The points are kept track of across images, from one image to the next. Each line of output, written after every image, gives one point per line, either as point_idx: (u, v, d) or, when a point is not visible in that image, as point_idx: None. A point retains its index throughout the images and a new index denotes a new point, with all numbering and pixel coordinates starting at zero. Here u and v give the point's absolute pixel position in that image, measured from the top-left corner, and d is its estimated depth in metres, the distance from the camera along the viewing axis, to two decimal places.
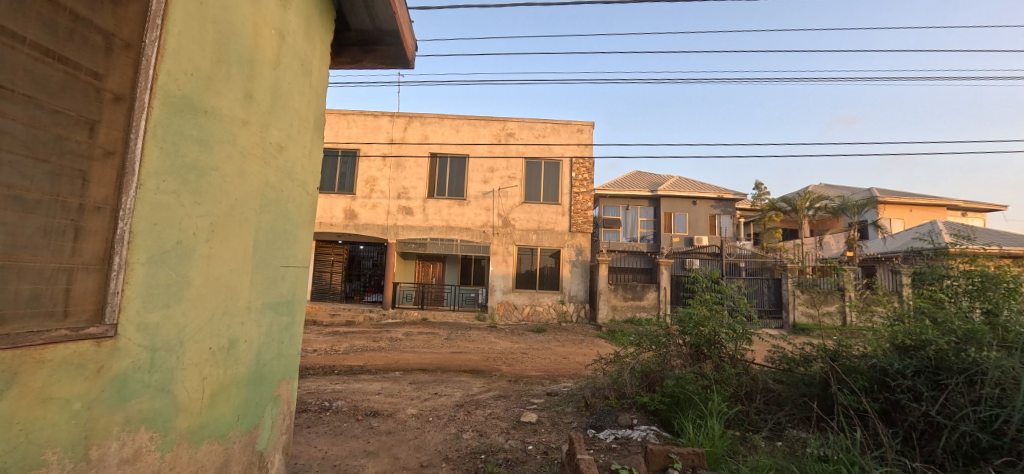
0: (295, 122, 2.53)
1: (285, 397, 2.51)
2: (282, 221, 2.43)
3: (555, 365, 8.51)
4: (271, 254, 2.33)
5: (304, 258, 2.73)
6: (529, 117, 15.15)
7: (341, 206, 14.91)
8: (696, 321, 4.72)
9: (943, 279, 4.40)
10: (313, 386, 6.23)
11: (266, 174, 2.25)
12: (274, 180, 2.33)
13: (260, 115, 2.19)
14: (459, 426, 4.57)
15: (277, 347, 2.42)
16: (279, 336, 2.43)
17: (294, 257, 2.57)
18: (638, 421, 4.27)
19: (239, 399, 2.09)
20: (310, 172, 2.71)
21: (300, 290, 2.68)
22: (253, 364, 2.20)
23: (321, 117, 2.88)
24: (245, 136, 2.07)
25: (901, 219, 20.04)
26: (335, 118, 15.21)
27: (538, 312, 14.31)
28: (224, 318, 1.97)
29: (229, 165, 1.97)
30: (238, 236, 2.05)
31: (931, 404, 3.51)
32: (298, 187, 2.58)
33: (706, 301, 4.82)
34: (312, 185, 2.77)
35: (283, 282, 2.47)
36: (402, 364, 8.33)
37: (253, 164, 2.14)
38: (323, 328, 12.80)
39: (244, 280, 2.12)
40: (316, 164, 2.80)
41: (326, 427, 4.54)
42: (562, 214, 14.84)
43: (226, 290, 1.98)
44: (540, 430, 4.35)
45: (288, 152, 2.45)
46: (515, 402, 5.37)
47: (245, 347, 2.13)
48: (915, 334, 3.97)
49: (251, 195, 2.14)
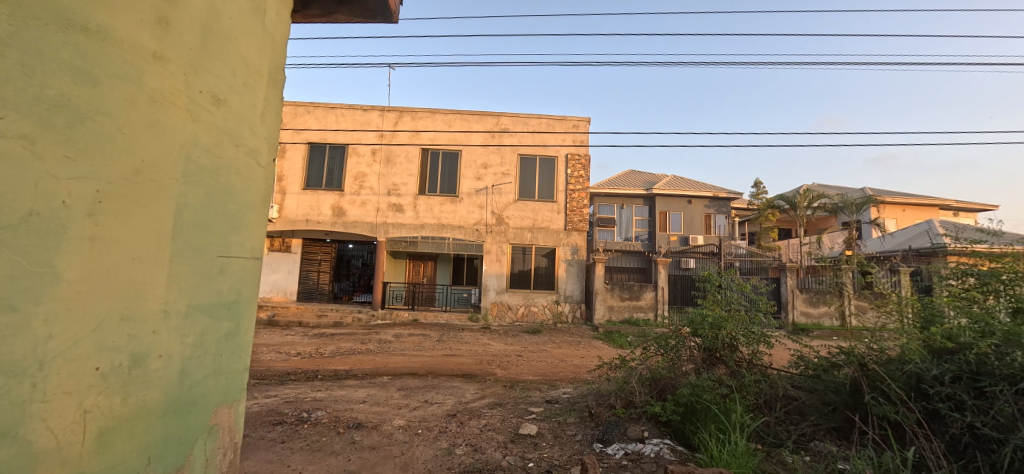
0: (237, 71, 2.11)
1: (224, 427, 2.10)
2: (218, 197, 1.99)
3: (552, 369, 8.09)
4: (202, 240, 1.90)
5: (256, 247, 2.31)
6: (524, 113, 14.76)
7: (329, 203, 14.34)
8: (713, 323, 4.31)
9: (972, 275, 4.01)
10: (293, 394, 5.72)
11: (191, 131, 1.82)
12: (205, 141, 1.90)
13: (180, 54, 1.77)
14: (451, 439, 4.12)
15: (212, 361, 1.99)
16: (215, 347, 2.01)
17: (238, 245, 2.13)
18: (650, 433, 3.88)
19: (147, 436, 1.65)
20: (260, 138, 2.30)
21: (247, 289, 2.24)
22: (172, 385, 1.77)
23: (277, 74, 2.47)
24: (154, 76, 1.65)
25: (896, 218, 19.99)
26: (322, 111, 14.68)
27: (532, 312, 13.89)
28: (122, 322, 1.54)
29: (126, 111, 1.54)
30: (144, 211, 1.61)
31: (976, 415, 3.14)
32: (242, 154, 2.16)
33: (720, 301, 4.43)
34: (263, 156, 2.33)
35: (223, 277, 2.03)
36: (390, 369, 7.85)
37: (169, 114, 1.71)
38: (309, 330, 12.26)
39: (158, 273, 1.68)
40: (267, 129, 2.39)
41: (302, 443, 4.06)
42: (557, 212, 14.45)
43: (123, 282, 1.54)
44: (542, 444, 3.92)
45: (226, 108, 2.03)
46: (512, 411, 4.93)
47: (159, 363, 1.70)
48: (951, 336, 3.61)
49: (165, 154, 1.70)
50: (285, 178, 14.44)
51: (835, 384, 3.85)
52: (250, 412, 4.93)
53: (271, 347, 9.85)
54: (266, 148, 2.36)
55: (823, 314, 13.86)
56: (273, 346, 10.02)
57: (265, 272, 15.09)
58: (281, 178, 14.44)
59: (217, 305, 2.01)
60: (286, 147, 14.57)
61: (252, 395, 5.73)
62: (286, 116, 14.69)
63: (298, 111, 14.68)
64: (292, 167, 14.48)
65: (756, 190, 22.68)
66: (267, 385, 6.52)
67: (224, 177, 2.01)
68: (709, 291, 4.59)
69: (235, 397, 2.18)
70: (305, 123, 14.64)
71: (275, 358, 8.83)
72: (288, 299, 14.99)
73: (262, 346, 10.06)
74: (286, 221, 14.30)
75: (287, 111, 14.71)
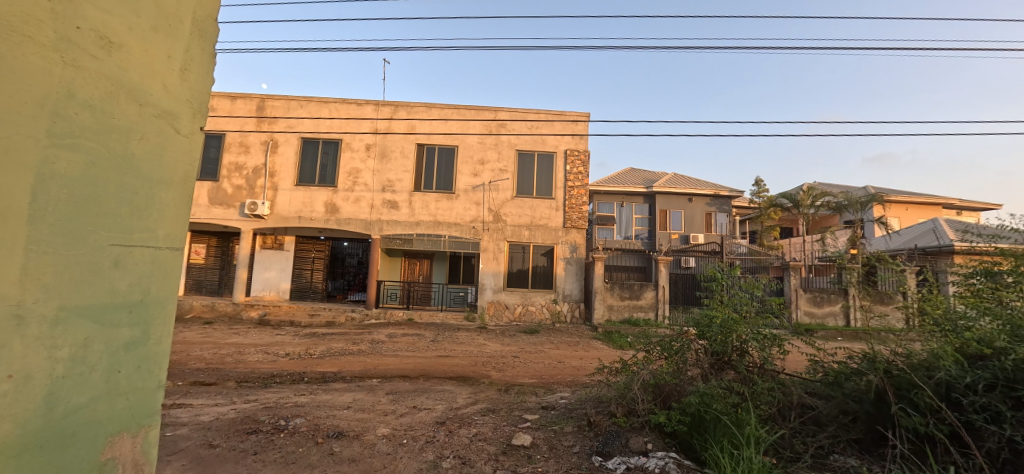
0: (138, 11, 1.76)
1: (122, 458, 1.73)
2: (107, 165, 1.62)
3: (549, 371, 7.77)
4: (83, 220, 1.53)
5: (174, 235, 1.95)
6: (522, 107, 14.43)
7: (322, 199, 14.00)
8: (721, 325, 3.98)
9: (1003, 273, 3.66)
10: (274, 399, 5.40)
11: (62, 77, 1.47)
12: (86, 92, 1.55)
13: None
14: (438, 451, 3.80)
15: (99, 380, 1.62)
16: (106, 359, 1.64)
17: (143, 230, 1.76)
18: (653, 445, 3.58)
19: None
20: (176, 100, 1.95)
21: (160, 286, 1.88)
22: (35, 410, 1.40)
23: (205, 28, 2.13)
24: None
25: (899, 217, 19.71)
26: (316, 106, 14.35)
27: (530, 312, 13.57)
28: None
29: None
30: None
31: (1017, 429, 2.84)
32: (150, 116, 1.80)
33: (728, 300, 4.09)
34: (182, 122, 1.97)
35: (119, 269, 1.67)
36: (381, 371, 7.52)
37: (23, 50, 1.36)
38: (301, 329, 11.93)
39: (9, 260, 1.31)
40: (188, 90, 2.03)
41: (277, 454, 3.72)
42: (556, 209, 14.12)
43: None
44: (535, 456, 3.61)
45: (121, 55, 1.68)
46: (504, 419, 4.61)
47: (12, 383, 1.32)
48: (984, 340, 3.29)
49: (12, 100, 1.35)
50: (278, 174, 14.09)
51: (856, 392, 3.54)
52: (225, 418, 4.61)
53: (259, 348, 9.52)
54: (186, 113, 2.00)
55: (828, 314, 13.50)
56: (261, 346, 9.70)
57: (258, 268, 14.81)
58: (273, 174, 14.09)
59: (110, 307, 1.64)
60: (279, 142, 14.23)
61: (232, 399, 5.41)
62: (279, 110, 14.34)
63: (291, 105, 14.33)
64: (284, 163, 14.14)
65: (758, 188, 22.38)
66: (250, 388, 6.20)
67: (117, 141, 1.66)
68: (716, 291, 4.25)
69: (140, 424, 1.83)
70: (298, 117, 14.30)
71: (262, 359, 8.51)
72: (281, 297, 14.80)
73: (250, 346, 9.74)
74: (278, 218, 13.96)
75: (279, 105, 14.37)
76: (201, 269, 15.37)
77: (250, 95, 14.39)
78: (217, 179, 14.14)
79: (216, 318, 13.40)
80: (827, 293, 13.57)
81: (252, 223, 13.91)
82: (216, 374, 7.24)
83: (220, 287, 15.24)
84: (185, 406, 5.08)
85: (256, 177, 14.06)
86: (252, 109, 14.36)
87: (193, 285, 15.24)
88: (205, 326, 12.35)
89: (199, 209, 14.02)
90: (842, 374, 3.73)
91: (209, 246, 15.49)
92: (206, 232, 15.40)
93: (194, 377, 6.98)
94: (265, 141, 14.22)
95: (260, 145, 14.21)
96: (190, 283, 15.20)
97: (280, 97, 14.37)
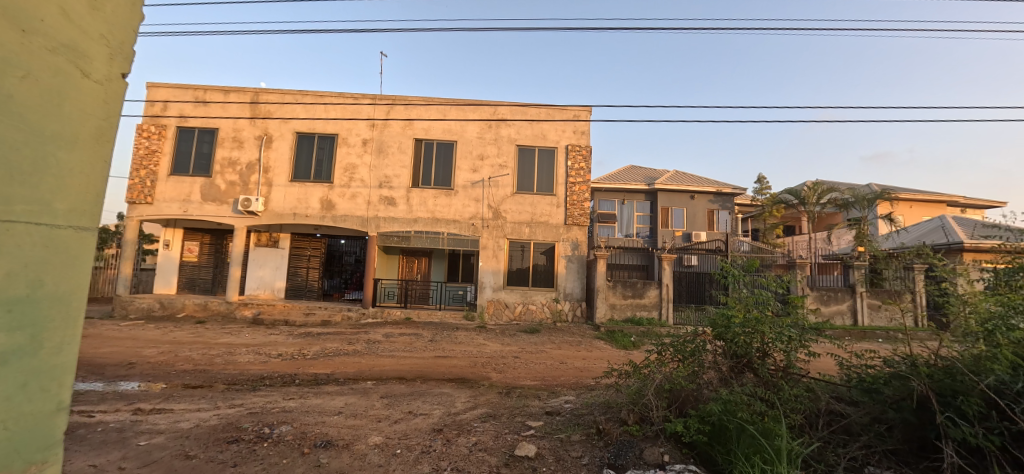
0: None
1: None
2: None
3: (551, 372, 7.47)
4: None
5: (84, 208, 1.43)
6: (522, 102, 14.11)
7: (317, 196, 13.66)
8: (742, 325, 3.66)
9: None
10: (261, 403, 5.07)
11: None
12: None
13: None
14: (434, 462, 3.47)
15: None
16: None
17: (32, 199, 1.25)
18: (671, 457, 3.28)
19: None
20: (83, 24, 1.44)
21: (63, 274, 1.34)
22: None
23: None
24: None
25: (904, 214, 19.46)
26: (311, 100, 14.00)
27: (530, 311, 13.25)
28: None
29: None
30: None
31: None
32: (38, 38, 1.29)
33: (747, 298, 3.78)
34: (94, 65, 1.48)
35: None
36: (376, 373, 7.20)
37: None
38: (295, 329, 11.61)
39: None
40: (105, 15, 1.53)
41: (259, 466, 3.41)
42: (557, 206, 13.79)
43: None
44: (541, 470, 3.29)
45: None
46: (506, 426, 4.29)
47: None
48: None
49: None
50: (272, 170, 13.75)
51: (892, 399, 3.24)
52: (205, 425, 4.28)
53: (250, 348, 9.20)
54: (102, 54, 1.50)
55: (834, 313, 13.04)
56: (253, 347, 9.38)
57: (251, 267, 14.56)
58: (267, 170, 13.75)
59: None
60: (273, 137, 13.89)
61: (216, 404, 5.08)
62: (273, 105, 13.99)
63: (286, 99, 14.00)
64: (279, 158, 13.80)
65: (761, 185, 22.09)
66: (237, 391, 5.87)
67: None
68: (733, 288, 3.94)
69: (34, 467, 1.28)
70: (293, 112, 13.97)
71: (253, 360, 8.18)
72: (276, 296, 14.59)
73: (242, 346, 9.42)
74: (272, 215, 13.61)
75: (274, 99, 14.02)
76: (195, 267, 15.04)
77: (244, 89, 14.05)
78: (210, 175, 13.80)
79: (209, 317, 13.07)
80: (834, 292, 13.14)
81: (245, 220, 13.57)
82: (203, 375, 6.91)
83: (213, 286, 14.91)
84: (165, 412, 4.76)
85: (249, 173, 13.72)
86: (246, 103, 14.02)
87: (186, 284, 14.91)
88: (196, 326, 12.02)
89: (192, 206, 13.68)
90: (877, 379, 3.43)
91: (203, 244, 15.16)
92: (199, 229, 15.07)
93: (180, 380, 6.66)
94: (259, 136, 13.87)
95: (254, 139, 13.87)
96: (183, 281, 14.87)
97: (274, 91, 14.03)
